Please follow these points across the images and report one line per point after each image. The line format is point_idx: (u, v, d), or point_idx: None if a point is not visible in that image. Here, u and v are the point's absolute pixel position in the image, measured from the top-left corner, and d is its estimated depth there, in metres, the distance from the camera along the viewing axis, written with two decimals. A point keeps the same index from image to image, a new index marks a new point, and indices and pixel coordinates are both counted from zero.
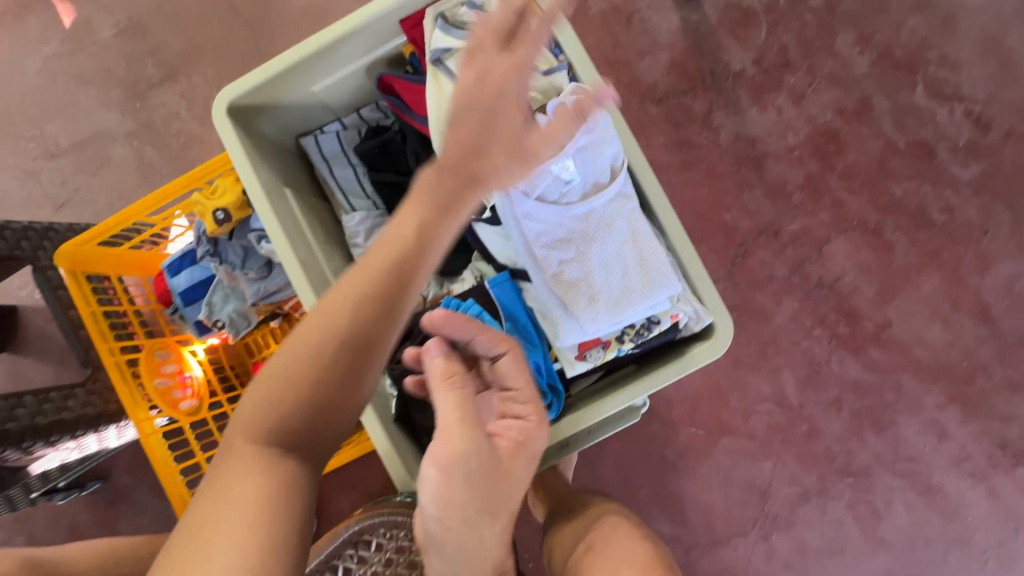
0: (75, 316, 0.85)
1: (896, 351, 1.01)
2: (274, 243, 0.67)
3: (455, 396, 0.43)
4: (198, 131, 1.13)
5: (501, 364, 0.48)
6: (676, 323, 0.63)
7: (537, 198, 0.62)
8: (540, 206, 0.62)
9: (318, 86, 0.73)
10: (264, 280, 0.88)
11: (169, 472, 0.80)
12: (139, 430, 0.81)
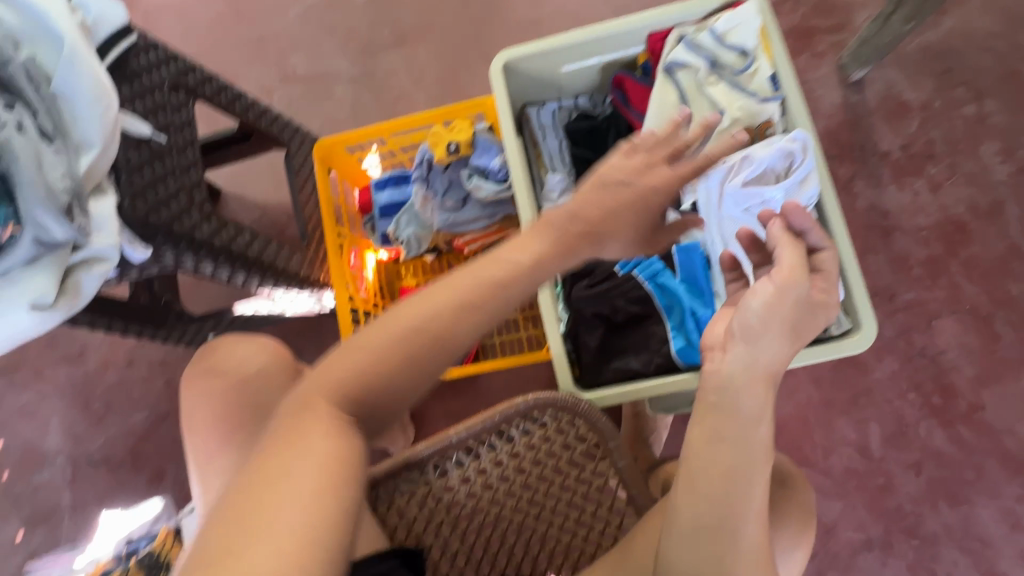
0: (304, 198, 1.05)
1: (984, 434, 1.07)
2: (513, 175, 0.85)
3: (789, 246, 0.57)
4: (409, 89, 1.36)
5: (821, 255, 0.59)
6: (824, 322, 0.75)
7: (745, 210, 0.75)
8: (745, 215, 0.74)
9: (565, 67, 0.91)
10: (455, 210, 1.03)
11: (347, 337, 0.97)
12: (337, 298, 0.99)
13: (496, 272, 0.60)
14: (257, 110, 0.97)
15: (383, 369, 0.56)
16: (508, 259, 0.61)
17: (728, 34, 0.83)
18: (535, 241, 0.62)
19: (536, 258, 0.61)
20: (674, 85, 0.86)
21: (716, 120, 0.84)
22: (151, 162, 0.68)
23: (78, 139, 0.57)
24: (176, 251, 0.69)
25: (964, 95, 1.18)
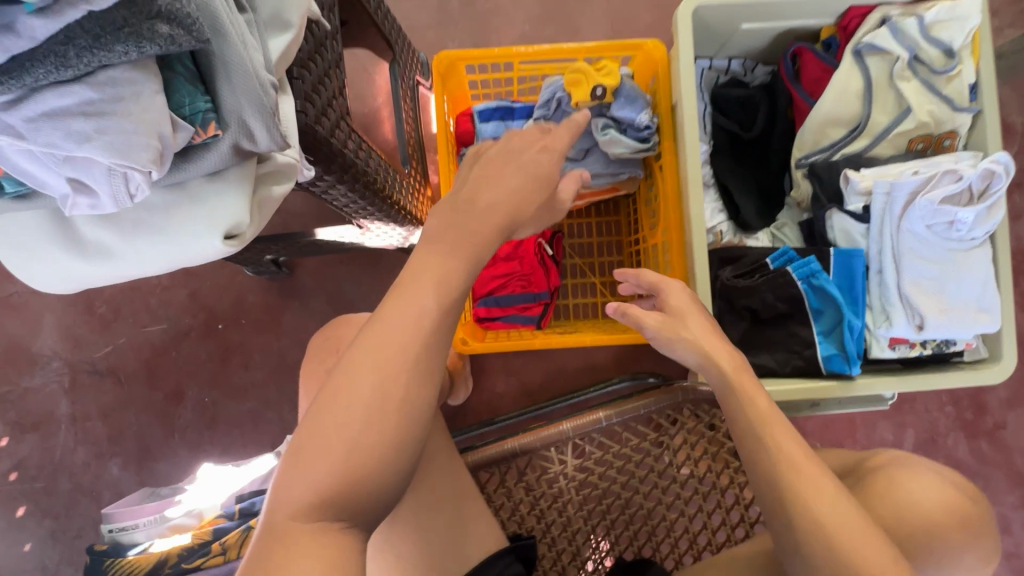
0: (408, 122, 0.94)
1: (1000, 450, 1.18)
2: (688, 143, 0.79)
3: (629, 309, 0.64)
4: (505, 3, 1.18)
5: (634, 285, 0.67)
6: (965, 347, 0.75)
7: (928, 226, 0.72)
8: (926, 232, 0.72)
9: (746, 25, 0.81)
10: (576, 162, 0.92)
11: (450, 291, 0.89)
12: None
13: (438, 291, 0.51)
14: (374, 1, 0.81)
15: (370, 411, 0.47)
16: (442, 286, 0.51)
17: (936, 26, 0.75)
18: (446, 264, 0.52)
19: (447, 276, 0.52)
20: (862, 73, 0.79)
21: (900, 120, 0.78)
22: (313, 55, 0.53)
23: (268, 11, 0.43)
24: (325, 172, 0.57)
25: None
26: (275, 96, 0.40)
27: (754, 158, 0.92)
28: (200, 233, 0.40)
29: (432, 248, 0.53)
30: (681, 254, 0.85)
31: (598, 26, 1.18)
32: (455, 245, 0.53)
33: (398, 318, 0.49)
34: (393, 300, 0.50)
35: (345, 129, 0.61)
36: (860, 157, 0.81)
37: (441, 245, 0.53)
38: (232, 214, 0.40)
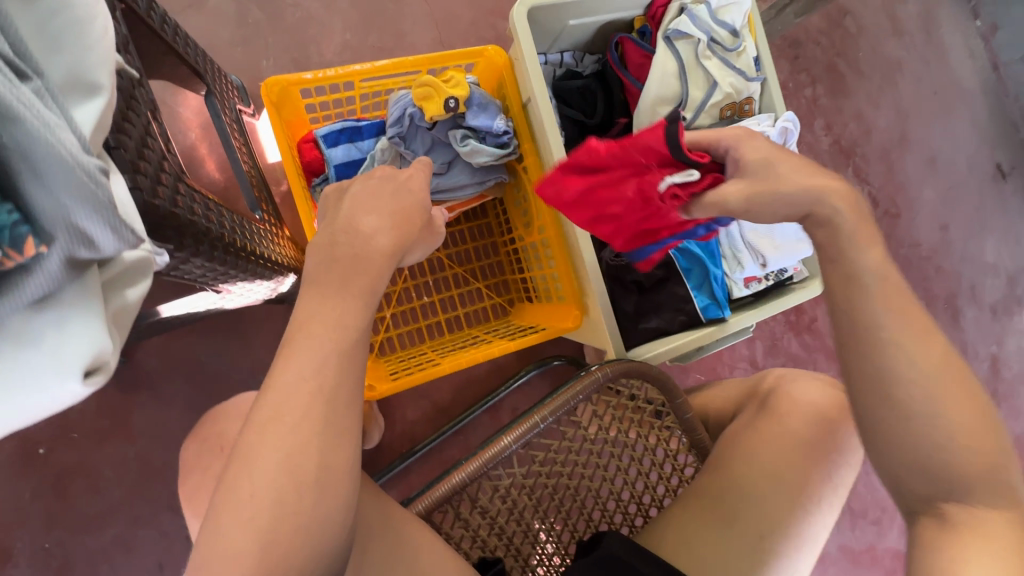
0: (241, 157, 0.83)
1: (818, 339, 1.48)
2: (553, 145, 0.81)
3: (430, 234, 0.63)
4: (318, 12, 1.08)
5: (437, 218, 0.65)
6: (792, 272, 0.92)
7: None
8: None
9: (573, 21, 0.86)
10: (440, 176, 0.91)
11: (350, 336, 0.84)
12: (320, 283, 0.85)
13: (321, 343, 0.48)
14: (171, 25, 0.67)
15: (279, 485, 0.43)
16: (322, 334, 0.48)
17: (720, 12, 0.89)
18: (328, 304, 0.49)
19: (336, 324, 0.49)
20: (675, 56, 0.89)
21: (710, 93, 0.90)
22: (126, 113, 0.42)
23: (62, 73, 0.33)
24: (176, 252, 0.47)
25: (805, 80, 1.51)
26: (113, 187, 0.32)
27: (601, 141, 0.98)
28: (45, 379, 0.30)
29: (310, 296, 0.50)
30: (563, 247, 0.88)
31: (424, 28, 1.15)
32: (337, 286, 0.50)
33: (297, 374, 0.46)
34: (280, 372, 0.47)
35: (190, 193, 0.51)
36: (687, 128, 0.91)
37: (325, 288, 0.50)
38: (87, 344, 0.31)
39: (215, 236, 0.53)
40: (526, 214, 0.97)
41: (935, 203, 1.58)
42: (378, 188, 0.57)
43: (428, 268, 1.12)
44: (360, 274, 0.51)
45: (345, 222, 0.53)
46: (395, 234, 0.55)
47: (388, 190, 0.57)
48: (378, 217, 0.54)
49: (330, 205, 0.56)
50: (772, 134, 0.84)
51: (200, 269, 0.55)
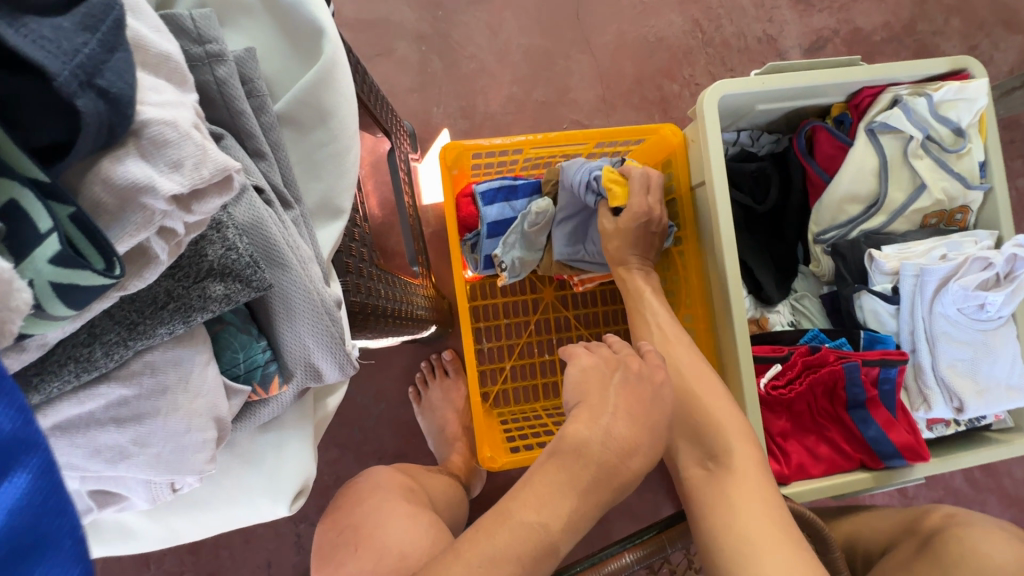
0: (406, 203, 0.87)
1: (989, 475, 1.24)
2: (721, 239, 0.74)
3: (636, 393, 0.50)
4: (491, 63, 1.12)
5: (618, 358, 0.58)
6: (991, 419, 0.77)
7: (958, 308, 0.72)
8: (957, 315, 0.72)
9: (763, 105, 0.80)
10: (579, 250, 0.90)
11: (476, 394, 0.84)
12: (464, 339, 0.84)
13: (538, 530, 0.42)
14: (370, 87, 0.72)
15: None
16: (552, 527, 0.43)
17: (946, 106, 0.76)
18: (568, 504, 0.43)
19: (564, 524, 0.43)
20: (876, 152, 0.79)
21: (915, 197, 0.79)
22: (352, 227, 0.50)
23: (316, 201, 0.41)
24: (358, 335, 0.49)
25: (1019, 168, 1.28)
26: (341, 313, 0.37)
27: (767, 228, 0.90)
28: (260, 499, 0.40)
29: (546, 472, 0.44)
30: (711, 342, 0.81)
31: (589, 86, 1.14)
32: (570, 481, 0.44)
33: (500, 549, 0.41)
34: (479, 539, 0.42)
35: (364, 262, 0.52)
36: (878, 233, 0.81)
37: (572, 482, 0.44)
38: (299, 470, 0.40)
39: (387, 307, 0.55)
40: (671, 295, 0.92)
41: None
42: (638, 389, 0.48)
43: (553, 326, 1.08)
44: (608, 490, 0.44)
45: (603, 419, 0.45)
46: (647, 444, 0.46)
47: (647, 395, 0.48)
48: (631, 407, 0.47)
49: (590, 388, 0.48)
50: (995, 261, 0.70)
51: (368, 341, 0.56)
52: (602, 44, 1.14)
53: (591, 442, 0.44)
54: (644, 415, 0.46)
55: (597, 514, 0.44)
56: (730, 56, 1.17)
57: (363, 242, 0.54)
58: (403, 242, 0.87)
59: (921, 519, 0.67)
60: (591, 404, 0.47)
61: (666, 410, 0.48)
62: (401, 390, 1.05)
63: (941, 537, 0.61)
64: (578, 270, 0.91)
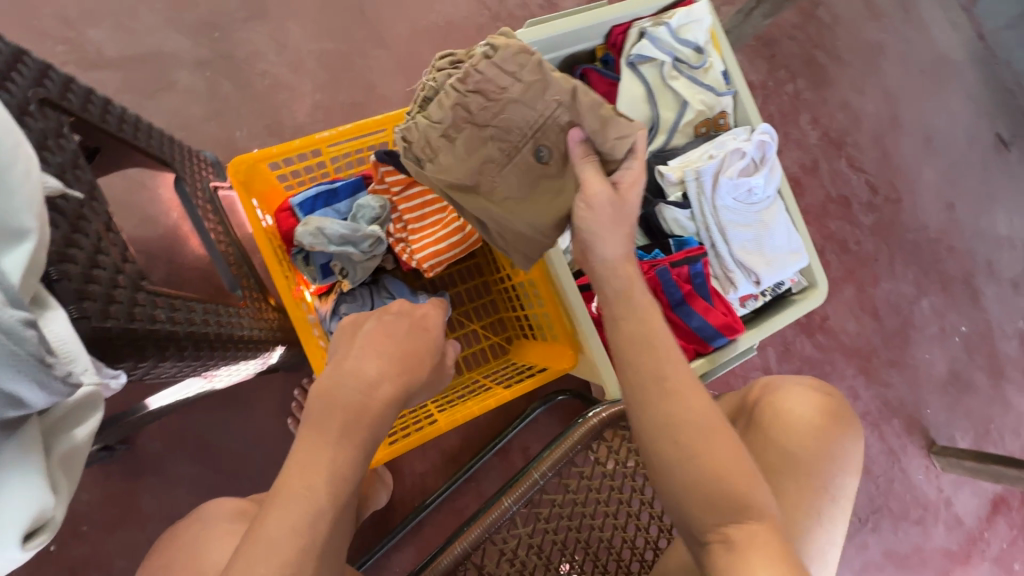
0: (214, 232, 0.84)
1: (831, 337, 1.45)
2: None
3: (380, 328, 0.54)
4: (286, 76, 1.09)
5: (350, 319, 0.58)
6: (790, 284, 0.89)
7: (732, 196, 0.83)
8: (733, 203, 0.83)
9: None
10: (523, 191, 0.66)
11: None
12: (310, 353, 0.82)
13: (304, 494, 0.46)
14: (115, 113, 0.68)
15: None
16: (314, 486, 0.46)
17: (683, 30, 0.87)
18: (330, 456, 0.47)
19: (328, 476, 0.47)
20: (640, 82, 0.88)
21: (682, 112, 0.89)
22: (72, 236, 0.46)
23: None
24: (114, 362, 0.47)
25: (785, 76, 1.50)
26: (33, 336, 0.37)
27: None
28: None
29: (304, 438, 0.48)
30: (549, 287, 0.86)
31: (394, 79, 1.15)
32: (324, 434, 0.48)
33: (289, 523, 0.44)
34: (275, 520, 0.45)
35: (126, 289, 0.50)
36: (663, 151, 0.90)
37: (323, 432, 0.48)
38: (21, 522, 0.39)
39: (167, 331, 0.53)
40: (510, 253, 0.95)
41: (936, 184, 1.59)
42: (391, 326, 0.55)
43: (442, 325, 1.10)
44: (358, 427, 0.49)
45: (348, 364, 0.51)
46: (397, 372, 0.52)
47: (401, 328, 0.55)
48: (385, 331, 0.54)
49: (344, 339, 0.54)
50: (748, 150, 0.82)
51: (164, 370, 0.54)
52: (395, 36, 1.16)
53: (336, 386, 0.50)
54: (391, 346, 0.53)
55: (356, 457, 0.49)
56: (519, 26, 1.24)
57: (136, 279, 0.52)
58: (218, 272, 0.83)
59: (746, 396, 0.77)
60: (340, 353, 0.53)
61: (424, 337, 0.56)
62: (281, 425, 1.00)
63: (762, 404, 0.72)
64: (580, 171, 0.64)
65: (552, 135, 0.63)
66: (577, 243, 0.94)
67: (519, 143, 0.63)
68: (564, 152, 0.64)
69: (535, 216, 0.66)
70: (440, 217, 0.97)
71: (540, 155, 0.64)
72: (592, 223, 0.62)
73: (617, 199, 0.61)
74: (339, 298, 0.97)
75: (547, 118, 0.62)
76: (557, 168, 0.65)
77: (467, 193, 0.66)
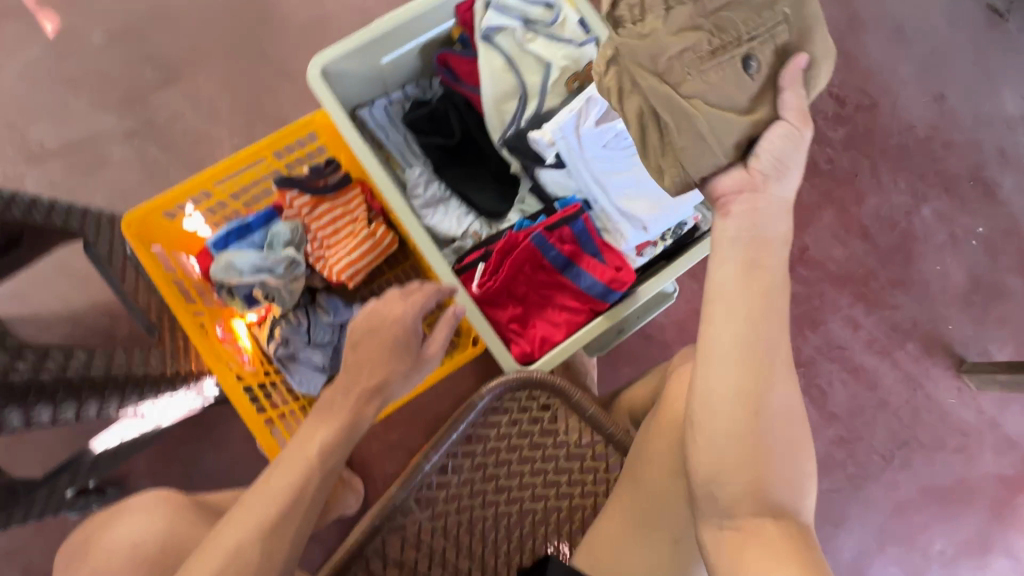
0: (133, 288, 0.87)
1: (816, 268, 1.34)
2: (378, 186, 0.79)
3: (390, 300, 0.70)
4: (206, 129, 1.17)
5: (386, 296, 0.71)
6: (696, 223, 0.85)
7: (602, 145, 0.81)
8: (603, 151, 0.81)
9: (385, 59, 0.87)
10: (754, 106, 0.58)
11: (255, 420, 0.83)
12: (222, 382, 0.83)
13: (309, 459, 0.62)
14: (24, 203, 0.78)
15: (256, 535, 0.56)
16: (315, 450, 0.62)
17: None
18: (319, 433, 0.64)
19: (321, 446, 0.63)
20: (497, 54, 0.87)
21: (547, 73, 0.87)
22: None
23: None
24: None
25: None
26: None
27: (467, 152, 0.97)
28: None
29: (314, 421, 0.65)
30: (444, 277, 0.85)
31: (304, 107, 1.20)
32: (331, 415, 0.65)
33: (288, 479, 0.60)
34: (280, 474, 0.61)
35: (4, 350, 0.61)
36: (539, 117, 0.89)
37: (333, 412, 0.65)
38: None
39: (64, 380, 0.67)
40: None
41: (916, 79, 1.43)
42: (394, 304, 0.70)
43: None
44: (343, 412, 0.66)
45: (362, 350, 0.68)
46: (395, 360, 0.68)
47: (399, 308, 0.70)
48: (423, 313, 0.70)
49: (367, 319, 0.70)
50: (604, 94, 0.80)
51: (95, 408, 0.73)
52: (298, 66, 1.21)
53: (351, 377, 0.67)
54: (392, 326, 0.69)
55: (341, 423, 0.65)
56: None
57: (47, 348, 0.68)
58: (137, 322, 0.87)
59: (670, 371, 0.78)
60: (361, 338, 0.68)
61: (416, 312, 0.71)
62: (251, 450, 1.07)
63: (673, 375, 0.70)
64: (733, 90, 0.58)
65: (768, 45, 0.57)
66: (476, 227, 0.94)
67: (733, 45, 0.57)
68: (777, 74, 0.58)
69: (726, 135, 0.58)
70: (352, 229, 1.02)
71: (748, 64, 0.57)
72: (784, 149, 0.57)
73: (797, 132, 0.57)
74: (274, 321, 1.03)
75: (773, 28, 0.57)
76: (761, 83, 0.58)
77: (625, 93, 0.61)
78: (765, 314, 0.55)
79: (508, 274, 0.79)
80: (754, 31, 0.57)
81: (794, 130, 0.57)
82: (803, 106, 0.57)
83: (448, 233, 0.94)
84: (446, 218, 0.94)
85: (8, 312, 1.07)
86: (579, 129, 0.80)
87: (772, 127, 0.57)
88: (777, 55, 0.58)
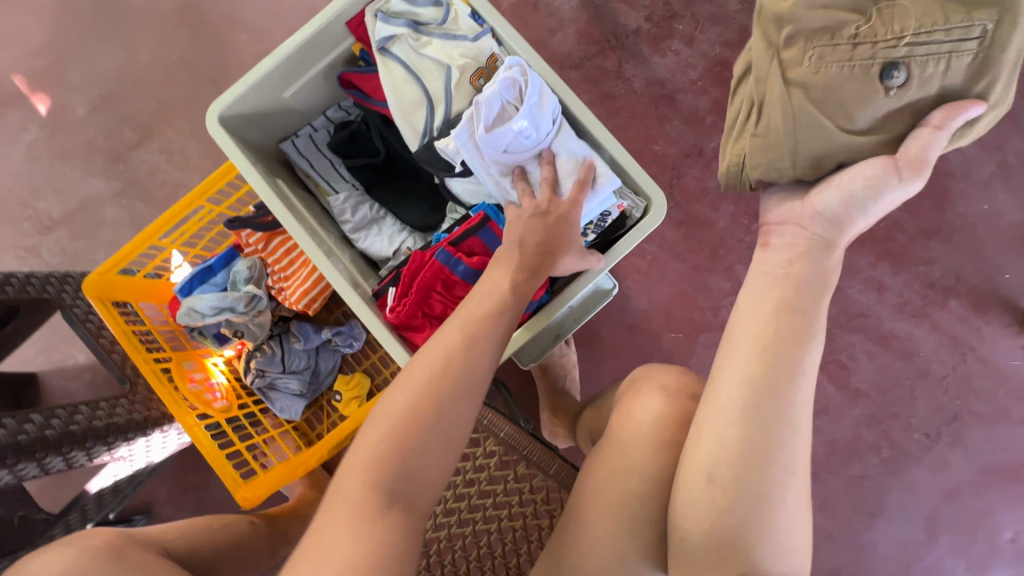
0: (106, 342, 0.94)
1: None
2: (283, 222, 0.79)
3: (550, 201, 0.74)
4: (180, 178, 1.25)
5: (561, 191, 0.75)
6: (623, 209, 0.78)
7: (504, 148, 0.76)
8: (505, 154, 0.76)
9: (288, 92, 0.87)
10: (873, 128, 0.55)
11: (216, 455, 0.89)
12: (184, 426, 0.89)
13: (429, 381, 0.62)
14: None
15: (391, 445, 0.60)
16: (420, 383, 0.61)
17: None
18: (420, 365, 0.63)
19: (417, 386, 0.61)
20: (396, 65, 0.83)
21: (449, 75, 0.83)
22: None
23: None
24: None
25: None
26: None
27: (393, 167, 0.95)
28: None
29: (421, 358, 0.64)
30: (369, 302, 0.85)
31: None
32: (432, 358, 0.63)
33: (406, 398, 0.61)
34: (399, 394, 0.62)
35: None
36: (449, 122, 0.84)
37: (432, 352, 0.63)
38: None
39: (17, 444, 0.71)
40: None
41: None
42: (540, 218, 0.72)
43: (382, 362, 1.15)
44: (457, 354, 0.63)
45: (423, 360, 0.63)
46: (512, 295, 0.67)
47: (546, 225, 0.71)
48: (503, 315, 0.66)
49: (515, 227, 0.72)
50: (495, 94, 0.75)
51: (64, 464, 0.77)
52: None
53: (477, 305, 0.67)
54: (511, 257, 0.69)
55: (433, 427, 0.60)
56: None
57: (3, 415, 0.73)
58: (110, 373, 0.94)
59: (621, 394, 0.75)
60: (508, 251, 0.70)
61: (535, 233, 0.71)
62: None
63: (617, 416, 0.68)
64: (859, 117, 0.55)
65: (933, 64, 0.51)
66: (407, 244, 0.93)
67: (885, 46, 0.52)
68: (917, 105, 0.53)
69: (811, 145, 0.57)
70: (305, 258, 1.03)
71: (889, 73, 0.52)
72: (851, 198, 0.56)
73: (894, 177, 0.54)
74: (250, 355, 1.07)
75: (957, 46, 0.50)
76: (894, 103, 0.53)
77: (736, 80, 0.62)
78: (769, 397, 0.56)
79: (419, 295, 0.76)
80: (923, 39, 0.51)
81: (876, 178, 0.55)
82: (927, 155, 0.53)
83: (380, 254, 0.92)
84: (376, 239, 0.93)
85: (41, 368, 1.22)
86: (476, 135, 0.76)
87: (867, 161, 0.55)
88: (943, 92, 0.52)
